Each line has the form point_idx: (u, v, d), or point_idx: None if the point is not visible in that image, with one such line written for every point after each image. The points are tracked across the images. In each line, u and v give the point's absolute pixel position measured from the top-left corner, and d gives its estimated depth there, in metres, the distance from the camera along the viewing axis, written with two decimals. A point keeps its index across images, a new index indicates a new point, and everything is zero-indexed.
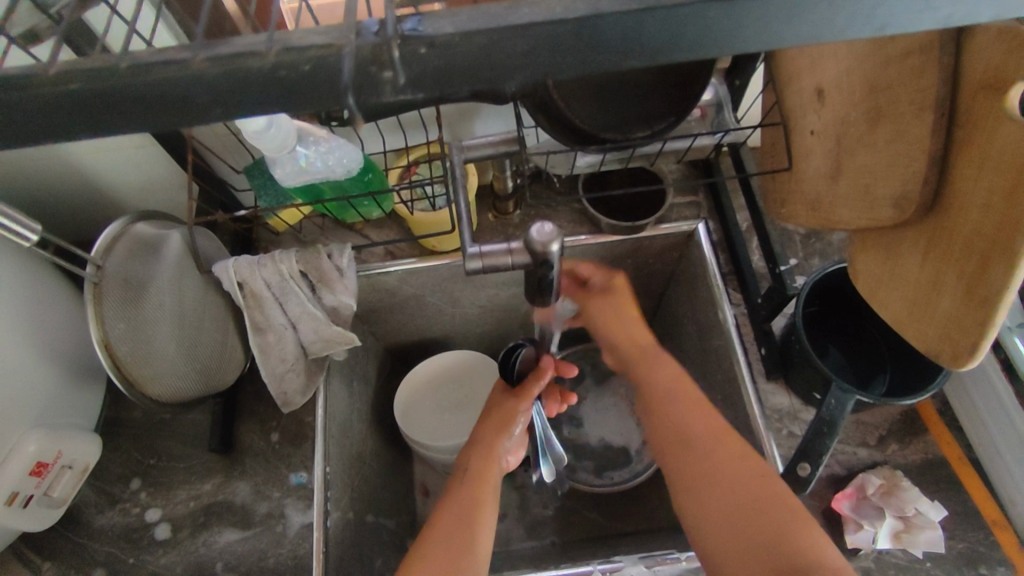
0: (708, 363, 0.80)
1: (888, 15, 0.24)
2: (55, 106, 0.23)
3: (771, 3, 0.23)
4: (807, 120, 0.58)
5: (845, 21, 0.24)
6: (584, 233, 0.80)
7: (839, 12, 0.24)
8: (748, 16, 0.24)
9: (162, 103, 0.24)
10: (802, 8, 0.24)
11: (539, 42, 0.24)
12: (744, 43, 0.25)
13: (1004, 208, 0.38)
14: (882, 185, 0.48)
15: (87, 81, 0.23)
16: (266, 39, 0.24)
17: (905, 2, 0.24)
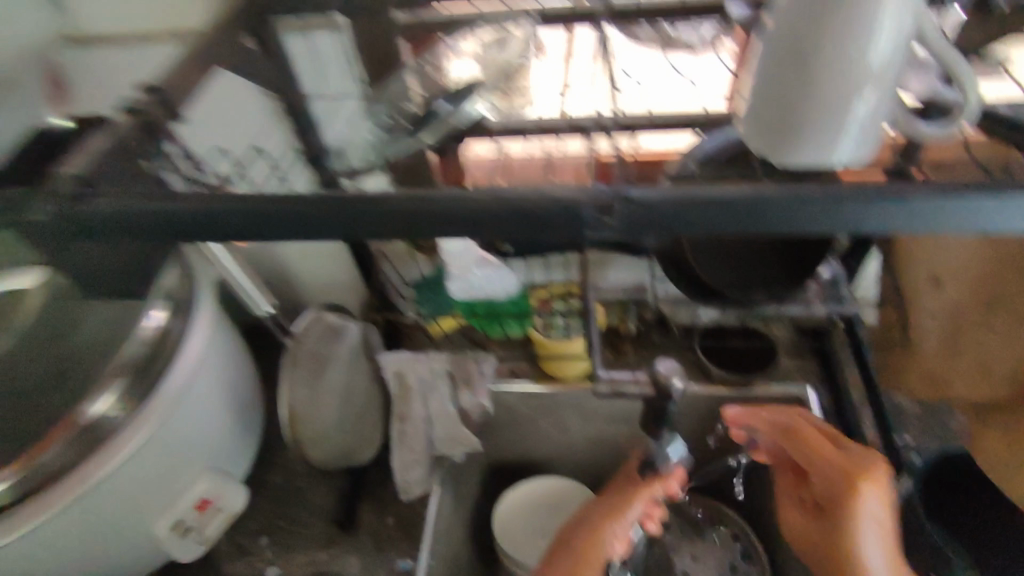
0: None
1: (976, 217, 0.34)
2: (379, 213, 0.38)
3: (894, 206, 0.34)
4: (926, 305, 0.68)
5: (943, 220, 0.34)
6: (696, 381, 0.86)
7: (939, 214, 0.34)
8: (868, 209, 0.34)
9: (455, 219, 0.37)
10: (912, 208, 0.34)
11: (717, 212, 0.35)
12: (867, 226, 0.35)
13: None
14: None
15: (417, 201, 0.37)
16: (532, 190, 0.37)
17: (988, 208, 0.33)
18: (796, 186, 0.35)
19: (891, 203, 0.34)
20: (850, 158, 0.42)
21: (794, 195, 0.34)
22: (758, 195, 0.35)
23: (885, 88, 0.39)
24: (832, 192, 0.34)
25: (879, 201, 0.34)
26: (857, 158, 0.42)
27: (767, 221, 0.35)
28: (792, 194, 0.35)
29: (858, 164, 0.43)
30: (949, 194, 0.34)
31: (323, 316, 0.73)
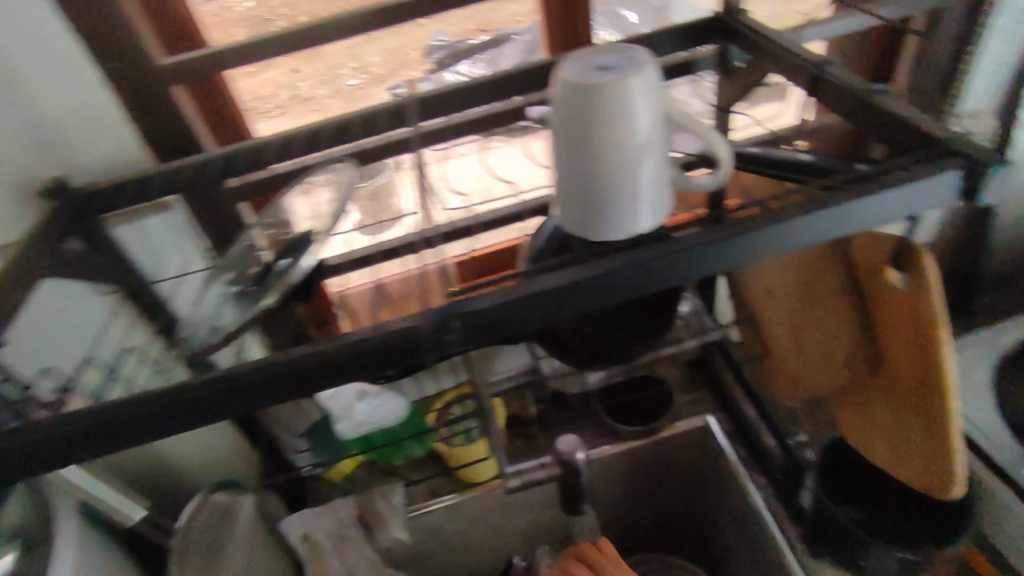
0: (748, 548, 0.84)
1: (731, 256, 0.40)
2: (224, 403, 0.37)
3: (667, 259, 0.40)
4: (763, 312, 0.68)
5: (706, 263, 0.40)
6: (607, 444, 0.88)
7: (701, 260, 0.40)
8: (651, 268, 0.40)
9: (299, 379, 0.37)
10: (682, 261, 0.40)
11: (536, 304, 0.39)
12: (657, 282, 0.40)
13: (919, 351, 0.47)
14: (833, 355, 0.56)
15: (253, 373, 0.37)
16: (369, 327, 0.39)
17: (739, 246, 0.40)
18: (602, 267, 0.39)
19: (679, 253, 0.39)
20: (654, 223, 0.46)
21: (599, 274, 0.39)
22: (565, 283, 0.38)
23: (661, 153, 0.43)
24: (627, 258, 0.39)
25: (669, 260, 0.39)
26: (659, 214, 0.46)
27: (589, 301, 0.40)
28: (598, 276, 0.39)
29: (663, 224, 0.47)
30: (718, 237, 0.39)
31: (210, 496, 0.67)
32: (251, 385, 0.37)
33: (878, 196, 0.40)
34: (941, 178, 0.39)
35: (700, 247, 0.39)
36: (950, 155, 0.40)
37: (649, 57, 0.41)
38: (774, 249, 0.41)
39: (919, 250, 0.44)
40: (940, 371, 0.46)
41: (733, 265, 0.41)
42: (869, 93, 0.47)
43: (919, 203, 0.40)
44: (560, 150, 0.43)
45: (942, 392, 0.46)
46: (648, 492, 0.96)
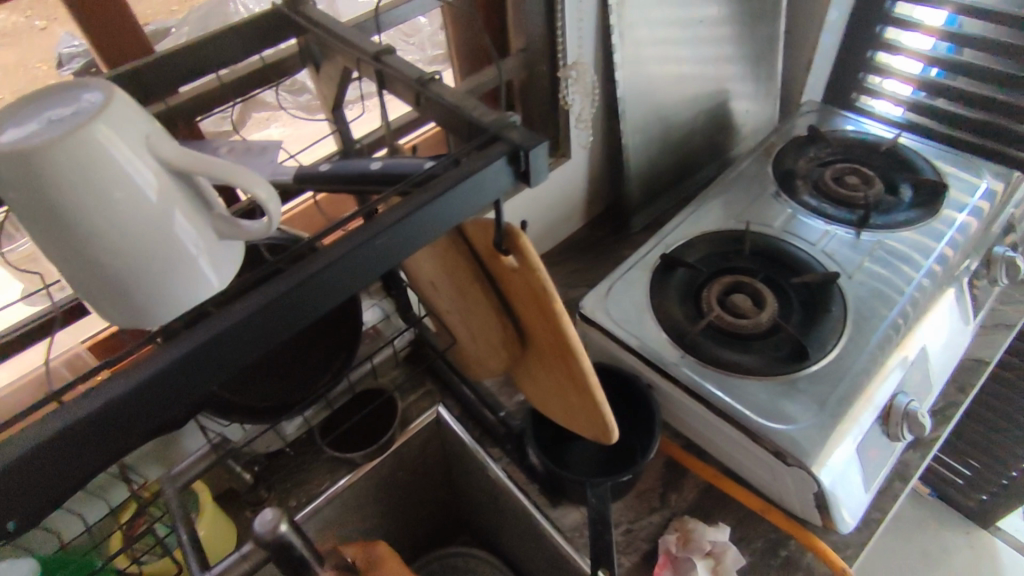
0: (509, 516, 0.85)
1: (285, 318, 0.36)
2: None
3: (202, 352, 0.34)
4: (439, 302, 0.67)
5: (258, 336, 0.35)
6: (344, 477, 0.81)
7: (252, 336, 0.35)
8: (186, 368, 0.34)
9: None
10: (220, 348, 0.34)
11: (42, 458, 0.32)
12: (202, 377, 0.35)
13: (547, 323, 0.48)
14: (491, 335, 0.57)
15: None
16: None
17: (289, 308, 0.35)
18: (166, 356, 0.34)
19: (248, 317, 0.34)
20: (222, 280, 0.38)
21: (161, 368, 0.33)
22: (121, 390, 0.33)
23: (185, 212, 0.35)
24: (190, 338, 0.34)
25: (242, 326, 0.34)
26: (223, 270, 0.38)
27: (172, 398, 0.35)
28: (163, 369, 0.34)
29: (236, 275, 0.40)
30: (287, 285, 0.35)
31: None
32: None
33: (442, 197, 0.37)
34: (495, 166, 0.38)
35: (268, 303, 0.34)
36: (497, 141, 0.39)
37: (109, 95, 0.33)
38: (362, 277, 0.37)
39: (514, 231, 0.44)
40: (568, 335, 0.47)
41: (327, 305, 0.37)
42: (429, 80, 0.44)
43: (486, 193, 0.39)
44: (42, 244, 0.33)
45: (576, 354, 0.47)
46: (409, 499, 0.92)
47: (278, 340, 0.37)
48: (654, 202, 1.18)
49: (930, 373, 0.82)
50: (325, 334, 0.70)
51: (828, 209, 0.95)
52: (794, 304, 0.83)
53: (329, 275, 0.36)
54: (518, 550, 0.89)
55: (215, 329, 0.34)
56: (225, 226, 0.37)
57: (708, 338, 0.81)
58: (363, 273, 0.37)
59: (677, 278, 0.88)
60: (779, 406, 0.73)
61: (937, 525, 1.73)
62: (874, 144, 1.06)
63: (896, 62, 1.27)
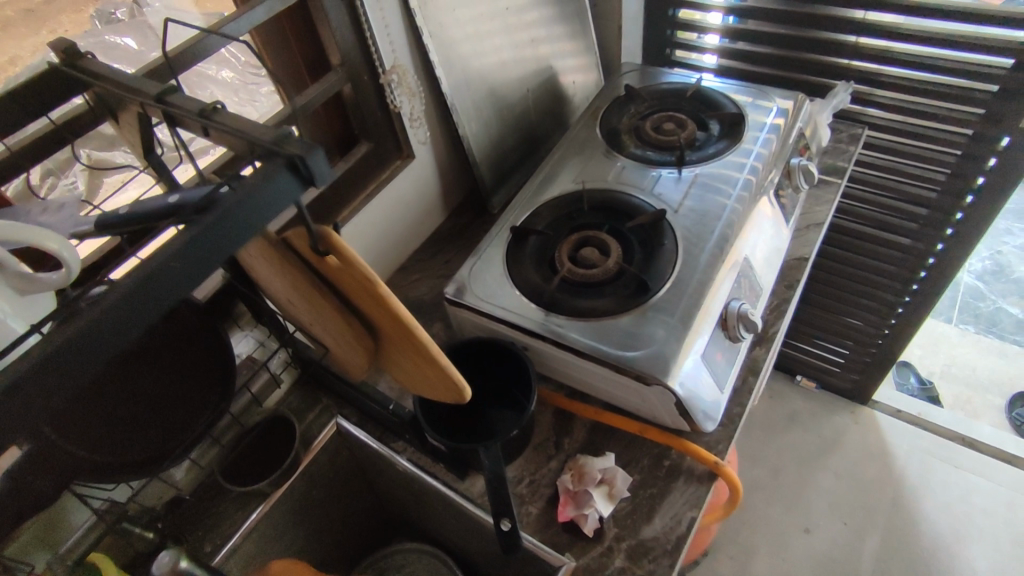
0: (426, 501, 0.89)
1: (90, 351, 0.38)
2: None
3: (10, 398, 0.35)
4: (299, 317, 0.70)
5: (64, 371, 0.37)
6: (253, 511, 0.81)
7: (61, 371, 0.37)
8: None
9: None
10: (26, 390, 0.36)
11: None
12: (15, 420, 0.36)
13: (383, 309, 0.52)
14: (346, 335, 0.61)
15: None
16: None
17: (93, 339, 0.37)
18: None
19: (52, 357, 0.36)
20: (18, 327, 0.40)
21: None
22: None
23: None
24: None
25: (40, 368, 0.36)
26: (29, 314, 0.41)
27: None
28: None
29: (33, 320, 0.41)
30: (87, 323, 0.37)
31: None
32: None
33: (229, 213, 0.40)
34: (277, 178, 0.42)
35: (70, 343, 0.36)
36: (276, 155, 0.42)
37: None
38: (164, 304, 0.40)
39: (327, 232, 0.48)
40: (402, 315, 0.52)
41: (133, 332, 0.39)
42: (209, 111, 0.47)
43: (278, 204, 0.43)
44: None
45: (413, 330, 0.52)
46: (332, 514, 0.94)
47: (83, 376, 0.38)
48: (508, 180, 1.25)
49: (758, 277, 0.94)
50: (159, 355, 0.70)
51: (652, 156, 1.06)
52: (634, 245, 0.93)
53: (131, 304, 0.38)
54: (446, 532, 0.94)
55: (11, 376, 0.35)
56: (21, 280, 0.39)
57: (564, 292, 0.88)
58: (163, 302, 0.40)
59: (531, 245, 0.95)
60: (632, 336, 0.81)
61: (830, 410, 1.94)
62: (683, 90, 1.18)
63: (707, 17, 1.39)
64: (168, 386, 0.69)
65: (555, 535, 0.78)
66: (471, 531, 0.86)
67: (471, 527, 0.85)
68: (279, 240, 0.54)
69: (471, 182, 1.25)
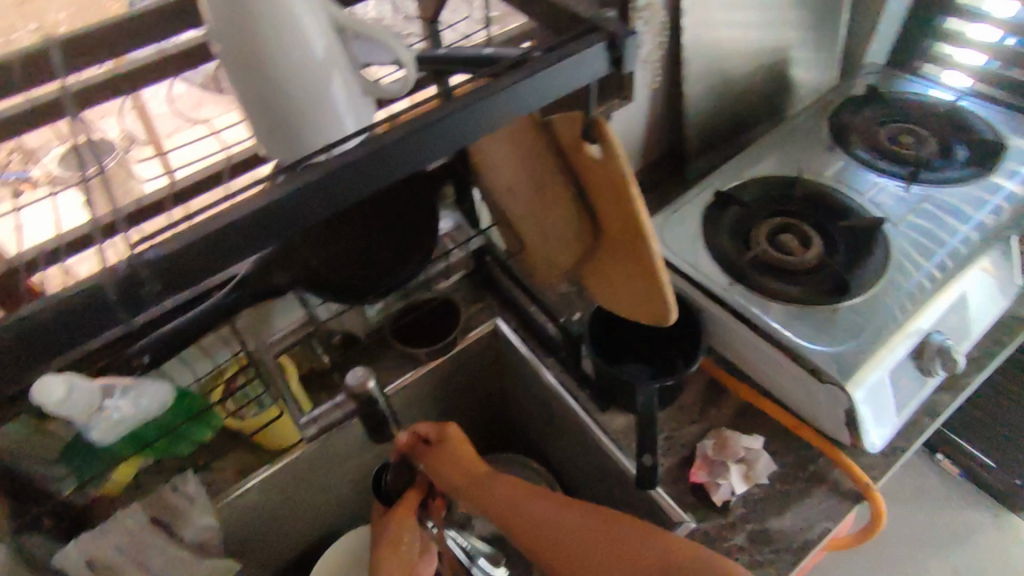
0: (557, 423, 0.93)
1: (425, 150, 0.39)
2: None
3: (363, 167, 0.37)
4: (511, 209, 0.73)
5: (402, 162, 0.38)
6: (408, 371, 0.89)
7: (404, 160, 0.39)
8: (348, 184, 0.37)
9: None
10: (375, 166, 0.37)
11: (236, 234, 0.34)
12: (359, 189, 0.37)
13: (622, 212, 0.55)
14: (567, 230, 0.64)
15: None
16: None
17: (433, 135, 0.39)
18: (315, 167, 0.36)
19: (393, 143, 0.38)
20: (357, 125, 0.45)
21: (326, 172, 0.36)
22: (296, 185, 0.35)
23: (343, 52, 0.43)
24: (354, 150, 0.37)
25: (387, 148, 0.37)
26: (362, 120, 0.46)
27: (324, 206, 0.37)
28: (327, 174, 0.36)
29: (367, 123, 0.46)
30: (428, 122, 0.39)
31: None
32: None
33: (556, 65, 0.42)
34: (597, 49, 0.43)
35: (410, 135, 0.38)
36: (596, 30, 0.44)
37: None
38: (484, 129, 0.41)
39: (600, 122, 0.51)
40: (641, 222, 0.53)
41: (454, 148, 0.41)
42: None
43: (587, 68, 0.44)
44: (228, 63, 0.41)
45: (645, 240, 0.54)
46: (465, 404, 1.01)
47: (411, 173, 0.39)
48: (709, 152, 1.22)
49: (967, 317, 0.86)
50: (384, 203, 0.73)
51: (882, 163, 0.99)
52: (838, 246, 0.88)
53: (467, 116, 0.39)
54: (561, 457, 0.98)
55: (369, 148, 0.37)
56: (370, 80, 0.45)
57: (755, 268, 0.86)
58: (486, 125, 0.41)
59: (729, 215, 0.93)
60: (817, 330, 0.78)
61: (964, 500, 1.75)
62: (932, 104, 1.09)
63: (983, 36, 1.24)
64: (378, 234, 0.73)
65: (682, 495, 0.78)
66: (590, 462, 0.88)
67: (592, 459, 0.87)
68: (540, 125, 0.58)
69: (671, 145, 1.24)
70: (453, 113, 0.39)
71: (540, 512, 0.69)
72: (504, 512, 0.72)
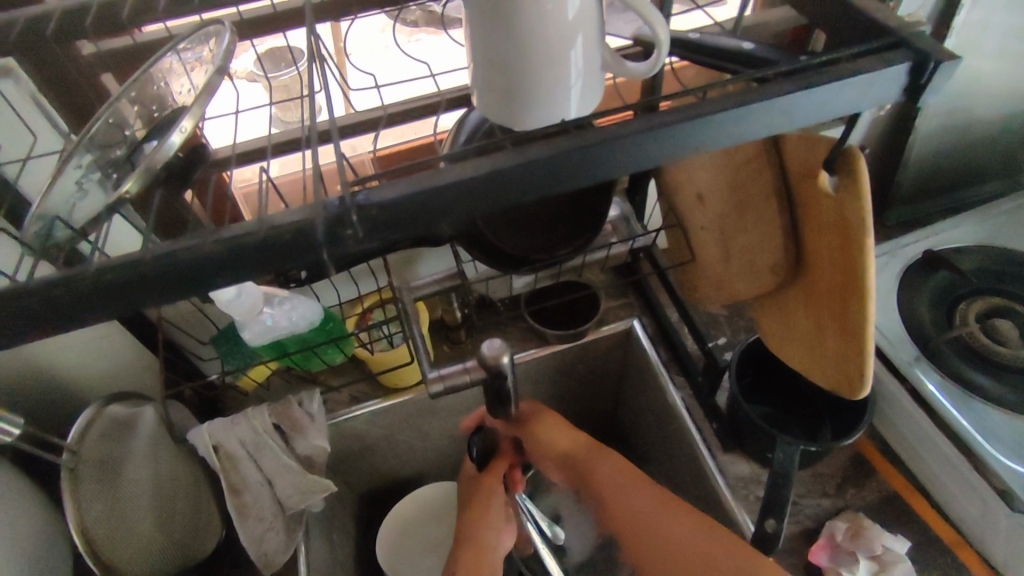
0: (670, 445, 0.86)
1: (659, 148, 0.34)
2: (55, 304, 0.30)
3: (599, 152, 0.33)
4: (694, 218, 0.66)
5: (634, 156, 0.34)
6: (532, 348, 0.87)
7: (640, 154, 0.34)
8: (576, 172, 0.34)
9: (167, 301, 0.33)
10: (607, 155, 0.33)
11: (451, 197, 0.32)
12: (586, 176, 0.34)
13: (842, 258, 0.46)
14: (762, 257, 0.56)
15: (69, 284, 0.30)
16: (207, 231, 0.31)
17: (673, 133, 0.34)
18: (552, 143, 0.33)
19: (641, 136, 0.33)
20: (579, 112, 0.42)
21: (563, 148, 0.33)
22: (525, 157, 0.32)
23: (594, 27, 0.39)
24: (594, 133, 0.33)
25: (617, 138, 0.33)
26: (586, 106, 0.43)
27: (541, 184, 0.33)
28: (562, 149, 0.33)
29: (590, 110, 0.43)
30: (684, 119, 0.34)
31: (107, 410, 0.64)
32: (80, 293, 0.30)
33: (845, 82, 0.35)
34: (892, 71, 0.36)
35: (662, 130, 0.34)
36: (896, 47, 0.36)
37: None
38: (723, 141, 0.35)
39: (853, 150, 0.42)
40: (865, 275, 0.44)
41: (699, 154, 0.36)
42: None
43: (868, 97, 0.36)
44: (475, 14, 0.38)
45: (863, 300, 0.45)
46: (576, 394, 0.97)
47: (634, 172, 0.35)
48: (923, 199, 1.05)
49: None
50: None
51: None
52: None
53: (714, 121, 0.34)
54: (662, 480, 0.91)
55: (603, 134, 0.33)
56: (612, 61, 0.41)
57: (955, 350, 0.73)
58: (728, 137, 0.35)
59: (937, 279, 0.80)
60: None
61: None
62: None
63: None
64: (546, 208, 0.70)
65: (793, 571, 0.69)
66: (695, 498, 0.82)
67: (699, 496, 0.80)
68: (774, 145, 0.51)
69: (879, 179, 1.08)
70: (714, 117, 0.34)
71: (643, 512, 0.57)
72: (607, 501, 0.60)
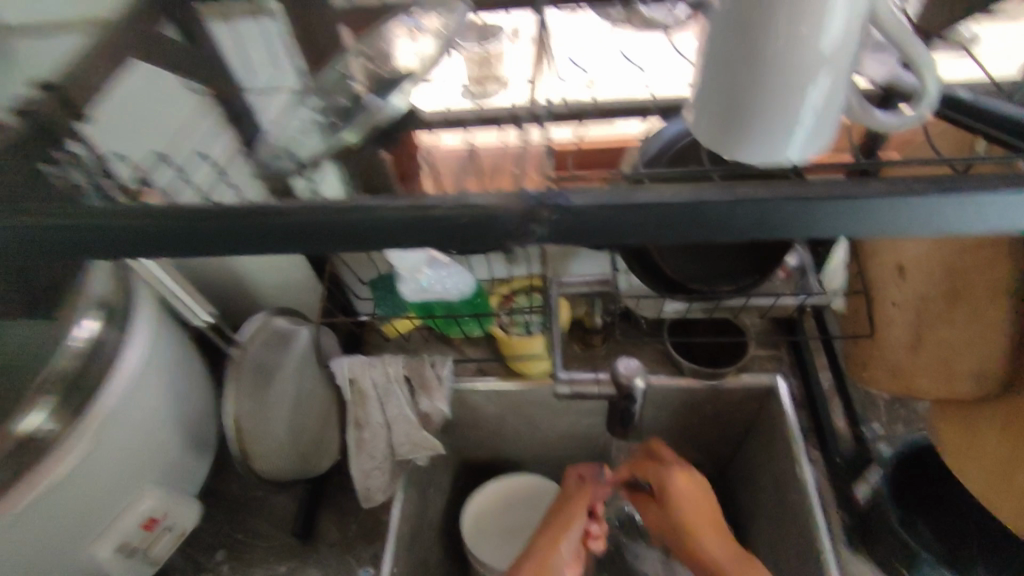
0: (785, 523, 0.78)
1: (884, 220, 0.31)
2: (264, 231, 0.34)
3: (830, 203, 0.31)
4: (887, 292, 0.59)
5: (873, 219, 0.31)
6: (664, 374, 0.83)
7: (864, 213, 0.31)
8: (780, 214, 0.31)
9: (361, 244, 0.34)
10: (841, 212, 0.31)
11: (655, 216, 0.31)
12: (813, 225, 0.31)
13: None
14: (962, 358, 0.49)
15: (293, 209, 0.33)
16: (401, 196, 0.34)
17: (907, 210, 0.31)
18: (773, 185, 0.32)
19: (880, 202, 0.30)
20: (798, 157, 0.39)
21: (785, 190, 0.31)
22: (738, 195, 0.31)
23: (846, 72, 0.35)
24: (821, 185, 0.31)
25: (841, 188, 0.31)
26: (810, 150, 0.39)
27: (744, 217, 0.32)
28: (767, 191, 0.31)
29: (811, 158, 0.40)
30: (939, 192, 0.30)
31: (272, 321, 0.71)
32: (296, 224, 0.33)
33: None
34: None
35: (911, 198, 0.30)
36: None
37: None
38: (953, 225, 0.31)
39: None
40: None
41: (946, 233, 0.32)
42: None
43: None
44: (723, 18, 0.35)
45: None
46: (695, 433, 0.92)
47: (857, 227, 0.32)
48: None
49: None
50: None
51: None
52: None
53: (950, 208, 0.30)
54: (764, 550, 0.84)
55: (818, 191, 0.31)
56: (857, 108, 0.38)
57: None
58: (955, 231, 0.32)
59: None
60: None
61: None
62: None
63: None
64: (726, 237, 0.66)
65: None
66: None
67: None
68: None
69: None
70: (978, 198, 0.30)
71: None
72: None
